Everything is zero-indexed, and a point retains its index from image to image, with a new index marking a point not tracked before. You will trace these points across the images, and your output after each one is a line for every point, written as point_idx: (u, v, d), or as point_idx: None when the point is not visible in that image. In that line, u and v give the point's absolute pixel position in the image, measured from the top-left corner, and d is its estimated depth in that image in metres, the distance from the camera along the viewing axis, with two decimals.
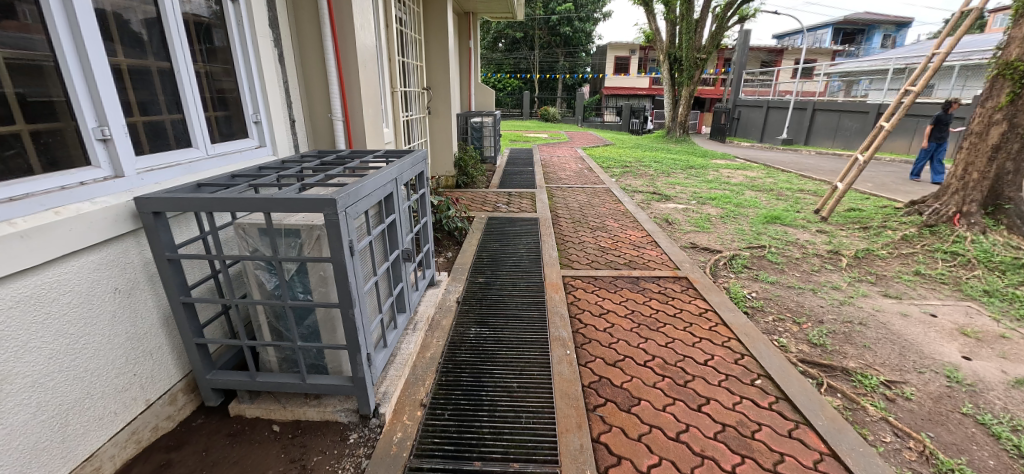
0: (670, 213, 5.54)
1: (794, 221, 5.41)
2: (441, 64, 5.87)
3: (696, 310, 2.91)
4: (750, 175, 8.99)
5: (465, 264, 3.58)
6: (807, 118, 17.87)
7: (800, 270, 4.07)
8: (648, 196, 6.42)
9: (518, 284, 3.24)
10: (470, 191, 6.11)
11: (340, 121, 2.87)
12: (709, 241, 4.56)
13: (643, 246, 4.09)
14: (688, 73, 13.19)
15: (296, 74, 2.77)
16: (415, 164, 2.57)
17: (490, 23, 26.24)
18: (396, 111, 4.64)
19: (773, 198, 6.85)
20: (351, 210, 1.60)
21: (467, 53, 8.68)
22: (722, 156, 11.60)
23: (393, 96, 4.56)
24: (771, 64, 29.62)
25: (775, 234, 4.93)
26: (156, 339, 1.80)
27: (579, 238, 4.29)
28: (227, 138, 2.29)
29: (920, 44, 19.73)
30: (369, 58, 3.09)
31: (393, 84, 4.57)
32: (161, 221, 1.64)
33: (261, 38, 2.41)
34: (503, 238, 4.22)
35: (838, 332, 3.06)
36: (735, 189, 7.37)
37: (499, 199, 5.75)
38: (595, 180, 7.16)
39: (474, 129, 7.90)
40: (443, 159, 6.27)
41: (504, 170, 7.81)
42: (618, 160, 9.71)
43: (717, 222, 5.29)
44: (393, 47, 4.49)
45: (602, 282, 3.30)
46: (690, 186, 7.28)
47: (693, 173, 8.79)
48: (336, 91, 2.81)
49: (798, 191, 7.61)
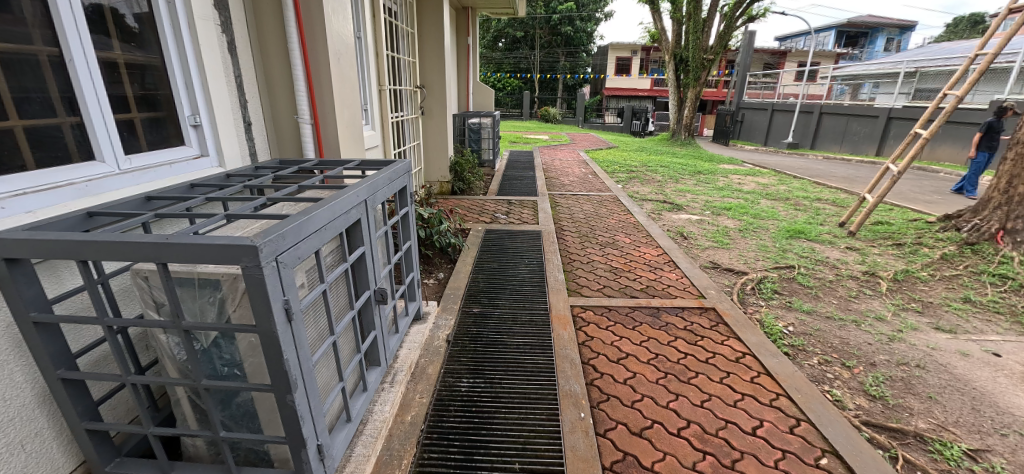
0: (684, 226, 5.08)
1: (819, 236, 4.96)
2: (437, 61, 5.39)
3: (731, 354, 2.42)
4: (762, 182, 8.54)
5: (459, 289, 3.10)
6: (814, 121, 17.44)
7: (837, 296, 3.61)
8: (658, 205, 5.95)
9: (519, 317, 2.76)
10: (467, 199, 5.64)
11: (308, 125, 2.38)
12: (732, 259, 4.10)
13: (660, 267, 3.62)
14: (695, 74, 12.75)
15: (253, 67, 2.29)
16: (395, 179, 2.09)
17: (491, 21, 25.77)
18: (383, 112, 4.17)
19: (791, 208, 6.40)
20: (286, 257, 1.12)
21: (466, 50, 8.20)
22: (730, 161, 11.15)
23: (381, 95, 4.10)
24: (774, 66, 29.20)
25: (802, 251, 4.47)
26: (30, 423, 1.31)
27: (587, 256, 3.81)
28: (155, 147, 1.81)
29: (929, 47, 19.30)
30: (346, 50, 2.61)
31: (381, 82, 4.10)
32: (21, 270, 1.15)
33: (204, 21, 1.92)
34: (502, 256, 3.76)
35: (896, 378, 2.60)
36: (749, 198, 6.92)
37: (497, 208, 5.28)
38: (600, 186, 6.69)
39: (472, 130, 7.44)
40: (437, 163, 5.81)
41: (503, 175, 7.33)
42: (622, 165, 9.24)
43: (736, 237, 4.83)
44: (381, 41, 4.03)
45: (617, 314, 2.82)
46: (702, 195, 6.83)
47: (702, 179, 8.33)
48: (302, 89, 2.32)
49: (816, 200, 7.15)
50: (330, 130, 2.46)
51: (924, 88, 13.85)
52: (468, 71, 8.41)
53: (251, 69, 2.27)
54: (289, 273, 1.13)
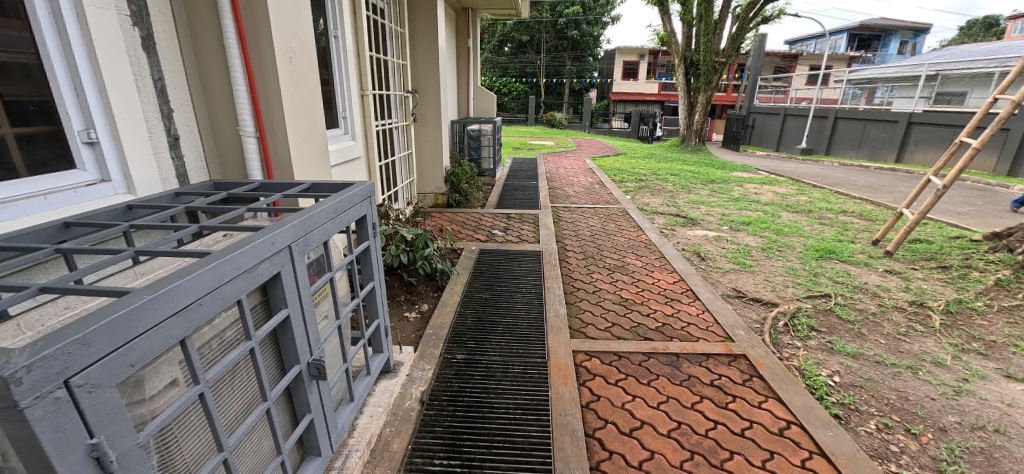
0: (700, 244, 4.59)
1: (852, 257, 4.46)
2: (430, 63, 4.96)
3: (772, 424, 1.95)
4: (780, 192, 8.02)
5: (443, 328, 2.65)
6: (829, 126, 16.84)
7: (884, 334, 3.11)
8: (670, 219, 5.47)
9: (510, 369, 2.30)
10: (462, 212, 5.21)
11: (252, 138, 1.94)
12: (758, 286, 3.61)
13: (677, 298, 3.11)
14: (706, 78, 12.26)
15: (181, 69, 1.87)
16: (350, 208, 1.66)
17: (496, 25, 25.45)
18: (366, 119, 3.77)
19: (815, 222, 5.88)
20: (94, 374, 0.70)
21: (466, 52, 7.78)
22: (744, 168, 10.64)
23: (360, 101, 3.68)
24: (785, 70, 28.65)
25: (835, 275, 3.98)
26: None
27: (591, 284, 3.32)
28: (32, 171, 1.39)
29: (948, 50, 18.67)
30: (306, 50, 2.18)
31: (362, 86, 3.69)
32: None
33: (105, 10, 1.50)
34: (496, 283, 3.29)
35: (975, 450, 2.10)
36: (768, 210, 6.41)
37: (495, 223, 4.84)
38: (607, 198, 6.23)
39: (471, 137, 7.00)
40: (431, 173, 5.39)
41: (504, 185, 6.90)
42: (631, 173, 8.78)
43: (760, 257, 4.34)
44: (364, 41, 3.62)
45: (629, 364, 2.34)
46: (717, 207, 6.34)
47: (716, 189, 7.84)
48: (243, 93, 1.88)
49: (840, 212, 6.63)
50: (280, 145, 2.02)
51: (945, 91, 13.34)
52: (468, 74, 7.97)
53: (177, 71, 1.84)
54: (103, 397, 0.71)
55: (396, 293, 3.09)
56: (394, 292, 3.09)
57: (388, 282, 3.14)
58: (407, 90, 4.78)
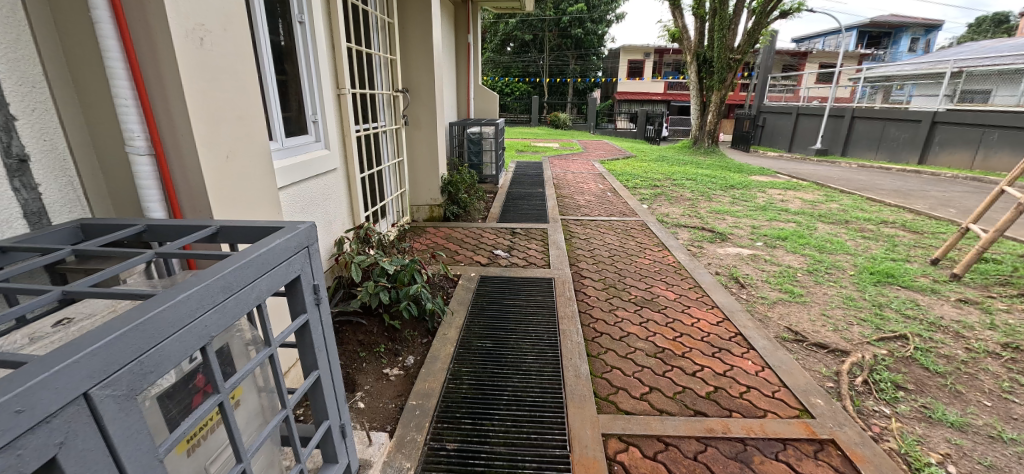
0: (736, 266, 3.95)
1: (914, 281, 3.81)
2: (423, 58, 4.35)
3: None
4: (807, 198, 7.34)
5: (430, 398, 2.04)
6: (845, 126, 16.13)
7: (987, 392, 2.47)
8: (696, 234, 4.82)
9: (520, 467, 1.68)
10: (461, 227, 4.59)
11: (144, 158, 1.33)
12: (817, 326, 2.97)
13: (725, 348, 2.46)
14: (720, 76, 11.59)
15: (30, 56, 1.25)
16: (270, 271, 1.03)
17: (499, 23, 24.85)
18: (343, 124, 3.17)
19: (857, 236, 5.21)
20: None
21: (467, 49, 7.18)
22: (762, 172, 9.97)
23: (335, 102, 3.08)
24: (795, 68, 27.87)
25: (902, 307, 3.34)
26: None
27: (615, 327, 2.67)
28: None
29: (968, 45, 17.86)
30: (237, 31, 1.56)
31: (338, 84, 3.08)
32: None
33: None
34: (499, 325, 2.68)
35: None
36: (801, 221, 5.74)
37: (498, 241, 4.23)
38: (621, 208, 5.59)
39: (471, 141, 6.38)
40: (426, 182, 4.77)
41: (508, 193, 6.29)
42: (644, 178, 8.15)
43: (808, 283, 3.69)
44: (339, 31, 3.02)
45: (681, 459, 1.72)
46: (744, 217, 5.71)
47: (739, 195, 7.20)
48: (126, 91, 1.27)
49: (880, 223, 5.95)
50: (189, 166, 1.40)
51: (969, 89, 12.52)
52: (469, 72, 7.35)
53: (22, 59, 1.23)
54: None
55: (375, 342, 2.48)
56: (374, 340, 2.48)
57: (366, 327, 2.54)
58: (396, 89, 4.17)
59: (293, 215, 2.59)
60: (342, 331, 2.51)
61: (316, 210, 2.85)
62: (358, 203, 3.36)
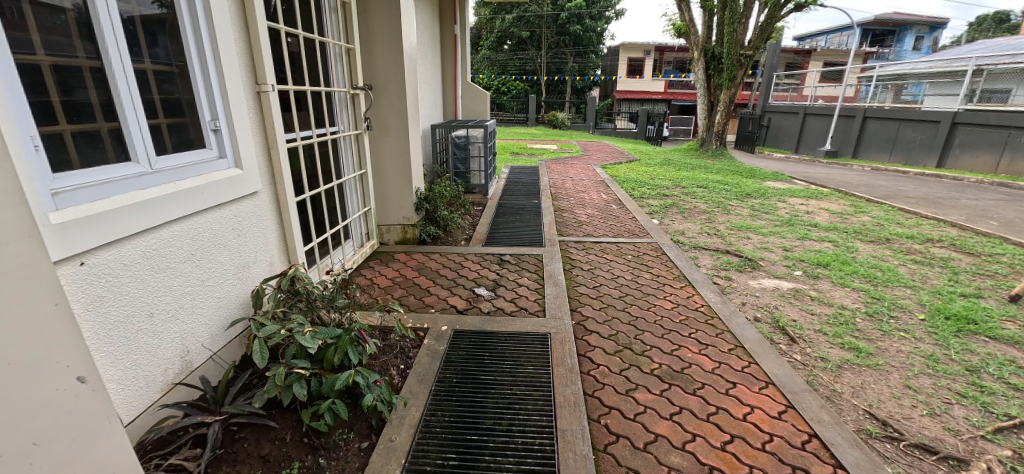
0: (778, 308, 3.15)
1: (1005, 329, 3.03)
2: (390, 47, 3.52)
3: None
4: (834, 209, 6.56)
5: None
6: (856, 126, 15.40)
7: None
8: (720, 260, 4.02)
9: None
10: (439, 253, 3.79)
11: None
12: (906, 410, 2.19)
13: (801, 467, 1.67)
14: (729, 73, 10.80)
15: None
16: None
17: (495, 20, 24.03)
18: (266, 132, 2.36)
19: (907, 260, 4.43)
20: None
21: (453, 40, 6.37)
22: (777, 178, 9.19)
23: (253, 102, 2.27)
24: (797, 66, 27.12)
25: (1005, 370, 2.55)
26: None
27: (635, 423, 1.88)
28: None
29: (983, 42, 17.07)
30: None
31: (257, 79, 2.27)
32: None
33: None
34: (473, 422, 1.88)
35: None
36: (836, 239, 4.95)
37: (483, 272, 3.43)
38: (629, 226, 4.79)
39: (457, 146, 5.55)
40: (396, 199, 3.93)
41: (498, 205, 5.48)
42: (651, 185, 7.37)
43: (873, 334, 2.90)
44: (254, 5, 2.19)
45: None
46: (772, 235, 4.92)
47: (759, 206, 6.42)
48: None
49: (926, 241, 5.17)
50: None
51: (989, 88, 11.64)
52: (455, 66, 6.54)
53: None
54: None
55: (286, 456, 1.67)
56: (286, 454, 1.68)
57: (277, 434, 1.75)
58: (356, 85, 3.35)
59: (176, 266, 1.82)
60: (240, 441, 1.72)
61: (221, 252, 2.07)
62: (294, 236, 2.57)
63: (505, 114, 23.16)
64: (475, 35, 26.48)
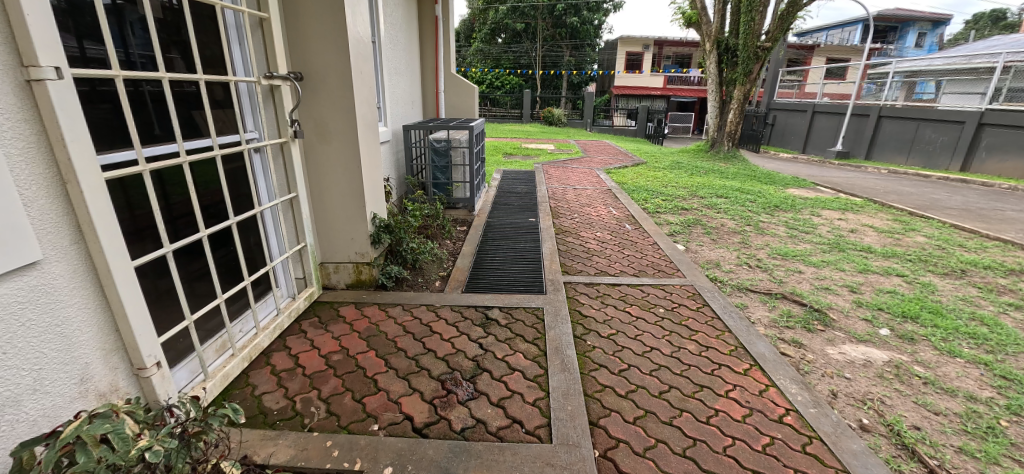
0: (886, 404, 2.18)
1: None
2: (329, 19, 2.45)
3: None
4: (879, 226, 5.63)
5: None
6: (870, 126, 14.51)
7: None
8: (777, 311, 3.04)
9: None
10: (402, 308, 2.75)
11: None
12: None
13: None
14: (744, 67, 9.82)
15: None
16: None
17: (488, 10, 22.85)
18: (56, 154, 1.31)
19: (1005, 304, 3.48)
20: None
21: (434, 23, 5.31)
22: (800, 185, 8.23)
23: (15, 99, 1.22)
24: (800, 62, 26.27)
25: None
26: None
27: None
28: None
29: (1001, 39, 16.22)
30: None
31: (24, 58, 1.22)
32: None
33: None
34: None
35: None
36: (903, 272, 4.00)
37: (461, 341, 2.40)
38: (651, 257, 3.79)
39: (436, 151, 4.49)
40: (344, 231, 2.86)
41: (486, 225, 4.46)
42: (664, 194, 6.39)
43: None
44: None
45: None
46: (828, 268, 3.95)
47: (795, 223, 5.46)
48: None
49: (1007, 273, 4.24)
50: None
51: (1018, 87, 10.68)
52: (436, 57, 5.49)
53: None
54: None
55: None
56: None
57: None
58: (274, 72, 2.28)
59: None
60: None
61: None
62: (133, 322, 1.54)
63: (498, 110, 21.99)
64: (469, 27, 25.34)
